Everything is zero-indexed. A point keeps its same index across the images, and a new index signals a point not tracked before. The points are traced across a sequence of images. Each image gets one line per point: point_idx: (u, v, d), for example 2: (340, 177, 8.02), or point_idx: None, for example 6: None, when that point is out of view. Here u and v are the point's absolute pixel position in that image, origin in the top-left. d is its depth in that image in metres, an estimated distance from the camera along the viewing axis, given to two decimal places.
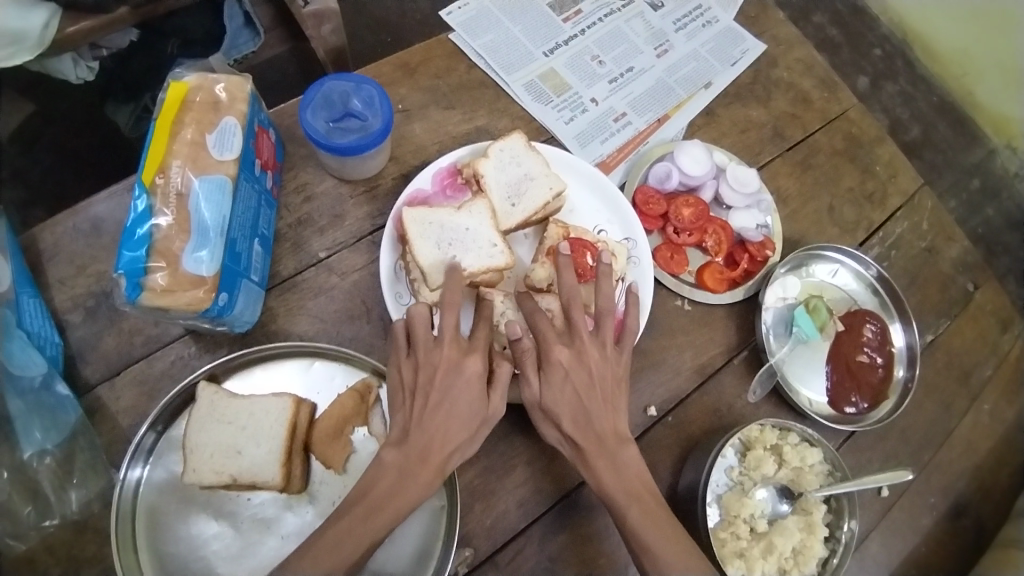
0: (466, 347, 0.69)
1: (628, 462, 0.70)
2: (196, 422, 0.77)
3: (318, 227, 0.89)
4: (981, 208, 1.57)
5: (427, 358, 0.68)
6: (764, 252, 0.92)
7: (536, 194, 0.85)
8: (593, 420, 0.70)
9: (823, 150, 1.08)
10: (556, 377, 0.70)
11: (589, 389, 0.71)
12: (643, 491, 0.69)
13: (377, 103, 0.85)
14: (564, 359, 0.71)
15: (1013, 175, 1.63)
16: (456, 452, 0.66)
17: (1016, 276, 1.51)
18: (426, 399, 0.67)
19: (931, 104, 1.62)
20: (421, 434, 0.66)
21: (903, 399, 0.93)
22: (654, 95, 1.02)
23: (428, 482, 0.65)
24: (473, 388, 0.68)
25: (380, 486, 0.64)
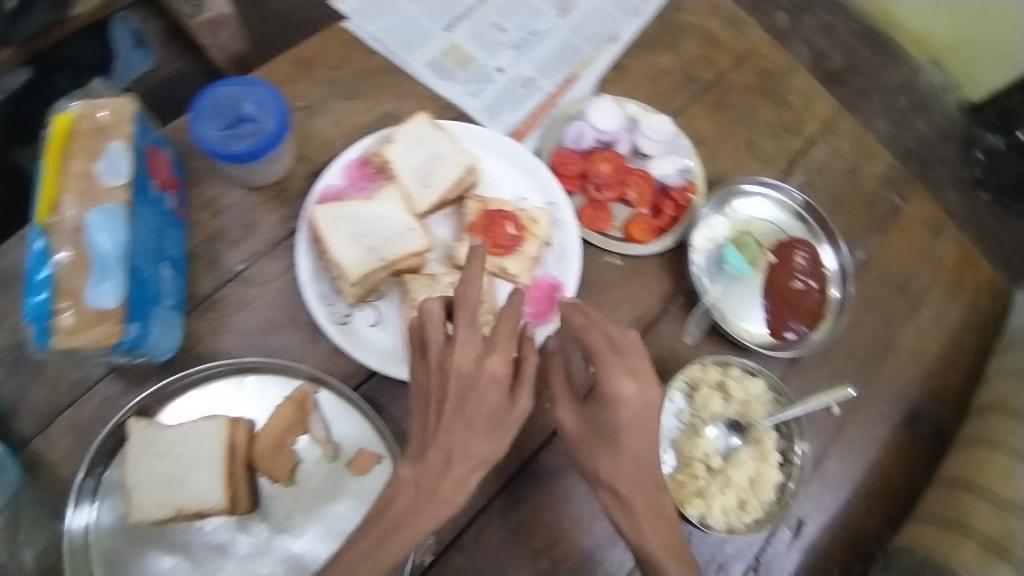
0: (485, 350, 0.64)
1: (650, 472, 0.70)
2: (132, 458, 0.74)
3: (231, 240, 0.87)
4: (913, 123, 1.59)
5: (444, 360, 0.64)
6: (686, 196, 0.93)
7: (447, 172, 0.83)
8: (642, 460, 0.69)
9: (737, 88, 1.08)
10: (606, 399, 0.67)
11: (636, 418, 0.68)
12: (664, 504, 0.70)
13: (269, 104, 0.83)
14: (628, 395, 0.67)
15: (940, 88, 1.66)
16: (478, 463, 0.64)
17: (952, 185, 1.55)
18: (445, 403, 0.63)
19: (851, 30, 1.64)
20: (440, 447, 0.63)
21: (838, 318, 0.95)
22: (560, 57, 1.01)
23: (452, 495, 0.63)
24: (495, 393, 0.64)
25: (401, 502, 0.63)
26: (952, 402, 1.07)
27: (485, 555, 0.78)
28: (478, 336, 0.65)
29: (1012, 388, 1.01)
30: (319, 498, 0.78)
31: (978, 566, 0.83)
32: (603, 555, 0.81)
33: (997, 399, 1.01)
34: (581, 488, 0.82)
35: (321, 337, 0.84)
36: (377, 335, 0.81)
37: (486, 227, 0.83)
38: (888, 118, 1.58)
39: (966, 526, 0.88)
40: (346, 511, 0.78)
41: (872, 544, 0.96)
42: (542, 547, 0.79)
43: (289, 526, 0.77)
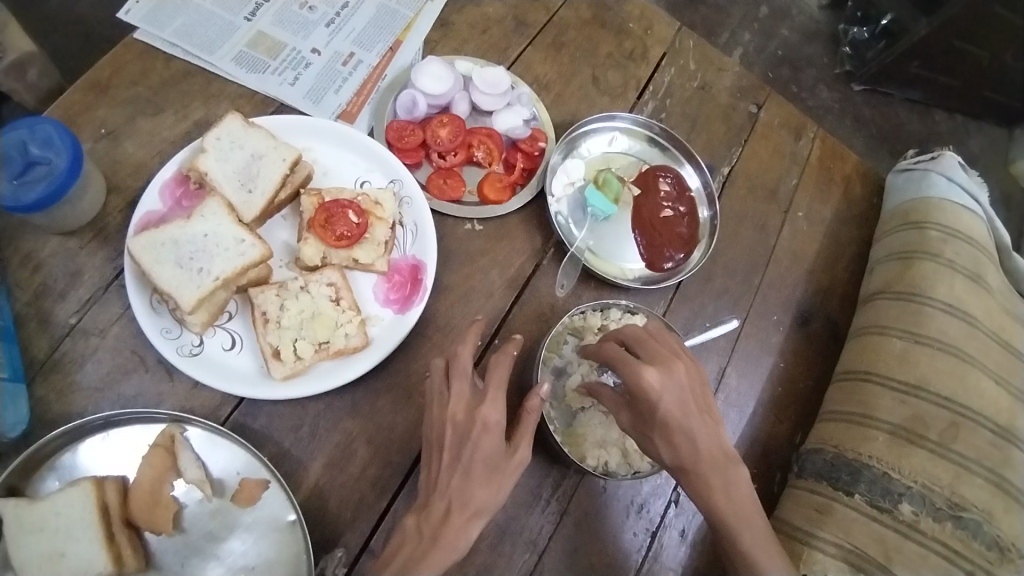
0: (475, 401, 0.65)
1: (681, 445, 0.66)
2: (8, 543, 0.65)
3: (57, 293, 0.78)
4: (776, 32, 1.62)
5: (442, 413, 0.65)
6: (538, 145, 0.91)
7: (271, 171, 0.78)
8: (697, 445, 0.65)
9: (572, 25, 1.05)
10: (642, 402, 0.66)
11: (655, 410, 0.65)
12: (707, 466, 0.66)
13: (57, 139, 0.73)
14: (655, 382, 0.65)
15: None
16: (478, 510, 0.61)
17: (825, 84, 1.59)
18: (443, 452, 0.63)
19: None
20: (442, 497, 0.62)
21: (712, 238, 0.95)
22: (378, 25, 0.95)
23: (456, 539, 0.60)
24: (490, 441, 0.63)
25: (405, 550, 0.60)
26: (840, 294, 1.07)
27: None
28: (468, 388, 0.66)
29: (902, 269, 0.97)
30: (209, 541, 0.71)
31: (891, 456, 0.79)
32: (520, 523, 0.78)
33: (886, 283, 0.98)
34: None
35: (177, 374, 0.77)
36: (234, 359, 0.75)
37: (325, 222, 0.78)
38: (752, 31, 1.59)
39: (871, 418, 0.84)
40: (243, 547, 0.71)
41: (786, 449, 0.95)
42: None
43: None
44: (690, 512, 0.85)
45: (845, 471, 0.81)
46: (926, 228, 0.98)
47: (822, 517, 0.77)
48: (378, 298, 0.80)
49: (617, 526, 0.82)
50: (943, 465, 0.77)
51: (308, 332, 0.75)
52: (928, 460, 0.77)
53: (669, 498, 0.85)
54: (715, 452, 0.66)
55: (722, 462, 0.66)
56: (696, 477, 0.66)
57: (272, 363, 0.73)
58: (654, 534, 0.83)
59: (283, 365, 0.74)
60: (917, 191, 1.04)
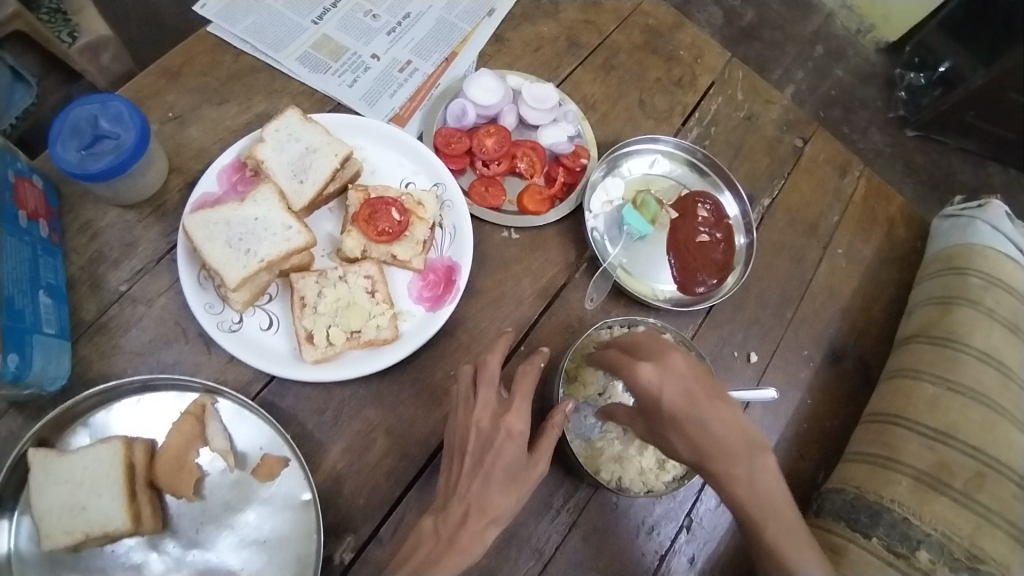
0: (501, 410, 0.66)
1: (694, 435, 0.64)
2: (33, 490, 0.69)
3: (111, 261, 0.83)
4: (831, 70, 1.60)
5: (467, 418, 0.67)
6: (579, 161, 0.92)
7: (322, 165, 0.82)
8: (713, 433, 0.63)
9: (623, 49, 1.07)
10: (644, 397, 0.67)
11: (657, 402, 0.65)
12: (724, 456, 0.63)
13: (127, 117, 0.79)
14: (648, 376, 0.65)
15: (855, 33, 1.69)
16: (495, 517, 0.61)
17: (877, 126, 1.57)
18: (465, 457, 0.64)
19: None
20: (460, 501, 0.62)
21: (746, 266, 0.95)
22: (436, 36, 0.99)
23: (471, 544, 0.59)
24: (513, 449, 0.63)
25: (420, 553, 0.60)
26: (875, 336, 1.04)
27: None
28: (495, 397, 0.68)
29: (939, 314, 0.95)
30: (226, 511, 0.73)
31: (913, 501, 0.77)
32: (529, 530, 0.79)
33: (921, 327, 0.96)
34: None
35: (214, 348, 0.81)
36: (270, 340, 0.78)
37: (369, 217, 0.81)
38: (806, 68, 1.59)
39: (896, 461, 0.82)
40: (258, 520, 0.73)
41: (806, 487, 0.93)
42: None
43: (201, 542, 0.73)
44: (702, 538, 0.84)
45: (864, 513, 0.78)
46: (968, 275, 0.96)
47: (836, 556, 0.74)
48: (411, 294, 0.83)
49: (627, 544, 0.82)
50: (965, 515, 0.75)
51: (343, 321, 0.78)
52: (950, 508, 0.76)
53: (681, 523, 0.84)
54: (733, 438, 0.63)
55: (741, 449, 0.63)
56: (716, 468, 0.64)
57: (305, 346, 0.76)
58: (663, 558, 0.82)
59: (315, 350, 0.76)
60: (961, 236, 1.01)
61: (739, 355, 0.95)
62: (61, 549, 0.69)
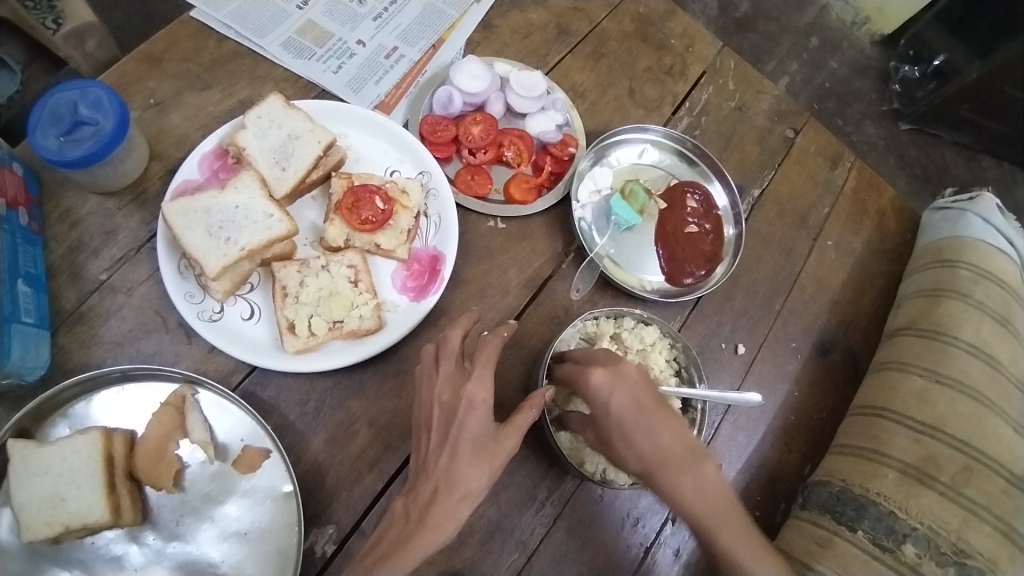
0: (462, 380, 0.65)
1: (641, 445, 0.67)
2: (11, 482, 0.68)
3: (91, 249, 0.82)
4: (826, 62, 1.59)
5: (430, 393, 0.66)
6: (568, 150, 0.91)
7: (304, 152, 0.80)
8: (659, 439, 0.66)
9: (613, 37, 1.06)
10: (594, 401, 0.68)
11: (607, 412, 0.68)
12: (672, 467, 0.66)
13: (106, 102, 0.77)
14: (600, 383, 0.67)
15: (851, 24, 1.68)
16: (467, 493, 0.61)
17: (871, 119, 1.56)
18: (433, 432, 0.64)
19: None
20: (430, 479, 0.62)
21: (735, 257, 0.95)
22: (423, 22, 0.97)
23: (442, 522, 0.59)
24: (476, 419, 0.62)
25: (390, 535, 0.61)
26: (863, 328, 1.04)
27: None
28: (455, 369, 0.66)
29: (929, 306, 0.94)
30: (206, 502, 0.73)
31: (900, 495, 0.77)
32: (513, 522, 0.78)
33: (911, 320, 0.95)
34: None
35: (195, 338, 0.80)
36: (251, 330, 0.77)
37: (352, 205, 0.80)
38: (800, 59, 1.58)
39: (883, 455, 0.82)
40: (238, 512, 0.72)
41: (793, 479, 0.93)
42: None
43: (182, 533, 0.72)
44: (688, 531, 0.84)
45: (849, 507, 0.78)
46: (958, 267, 0.95)
47: (822, 550, 0.75)
48: (395, 284, 0.82)
49: (611, 537, 0.81)
50: (952, 509, 0.75)
51: (325, 309, 0.77)
52: (938, 502, 0.76)
53: (666, 515, 0.84)
54: (680, 449, 0.67)
55: (687, 457, 0.67)
56: (663, 479, 0.66)
57: (287, 336, 0.75)
58: (649, 550, 0.82)
59: (297, 340, 0.76)
60: (951, 229, 1.01)
61: (727, 346, 0.95)
62: (41, 541, 0.68)
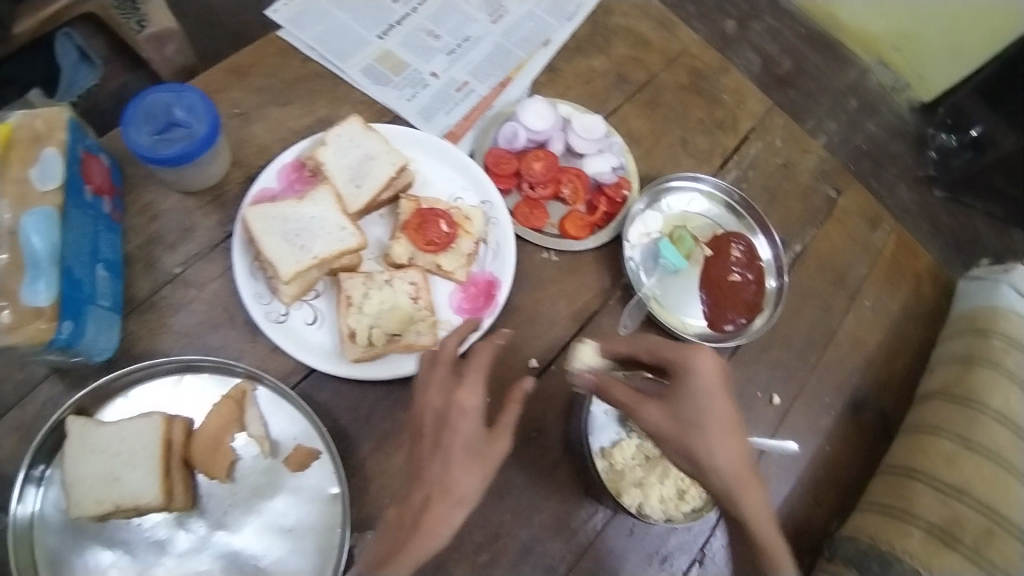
0: (452, 386, 0.69)
1: (720, 448, 0.68)
2: (68, 458, 0.71)
3: (167, 243, 0.86)
4: (863, 123, 1.57)
5: (424, 400, 0.69)
6: (622, 192, 0.96)
7: (379, 172, 0.85)
8: (731, 449, 0.69)
9: (669, 88, 1.09)
10: (692, 383, 0.69)
11: (705, 404, 0.68)
12: (744, 480, 0.69)
13: (200, 108, 0.82)
14: (705, 366, 0.69)
15: (890, 89, 1.71)
16: (460, 498, 0.63)
17: (906, 183, 1.56)
18: (425, 435, 0.67)
19: (798, 34, 1.66)
20: (423, 486, 0.64)
21: (775, 309, 0.97)
22: (493, 61, 1.02)
23: (436, 528, 0.62)
24: (468, 425, 0.65)
25: (389, 542, 0.64)
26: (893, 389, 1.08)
27: None
28: (447, 375, 0.70)
29: (960, 373, 0.96)
30: (256, 494, 0.75)
31: (925, 554, 0.78)
32: (545, 546, 0.82)
33: (943, 385, 0.97)
34: (520, 480, 0.83)
35: (258, 337, 0.83)
36: (312, 335, 0.81)
37: (418, 226, 0.85)
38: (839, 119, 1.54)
39: (909, 514, 0.83)
40: (285, 508, 0.75)
41: (819, 535, 0.96)
42: (484, 540, 0.80)
43: (228, 523, 0.75)
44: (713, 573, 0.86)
45: (875, 562, 0.80)
46: (990, 338, 0.97)
47: None
48: (452, 304, 0.86)
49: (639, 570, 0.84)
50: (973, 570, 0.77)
51: (385, 322, 0.81)
52: (961, 563, 0.77)
53: (695, 556, 0.85)
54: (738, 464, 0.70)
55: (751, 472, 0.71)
56: (733, 484, 0.69)
57: (347, 344, 0.79)
58: None
59: (357, 348, 0.79)
60: (986, 299, 1.03)
61: (762, 396, 0.98)
62: (88, 519, 0.72)
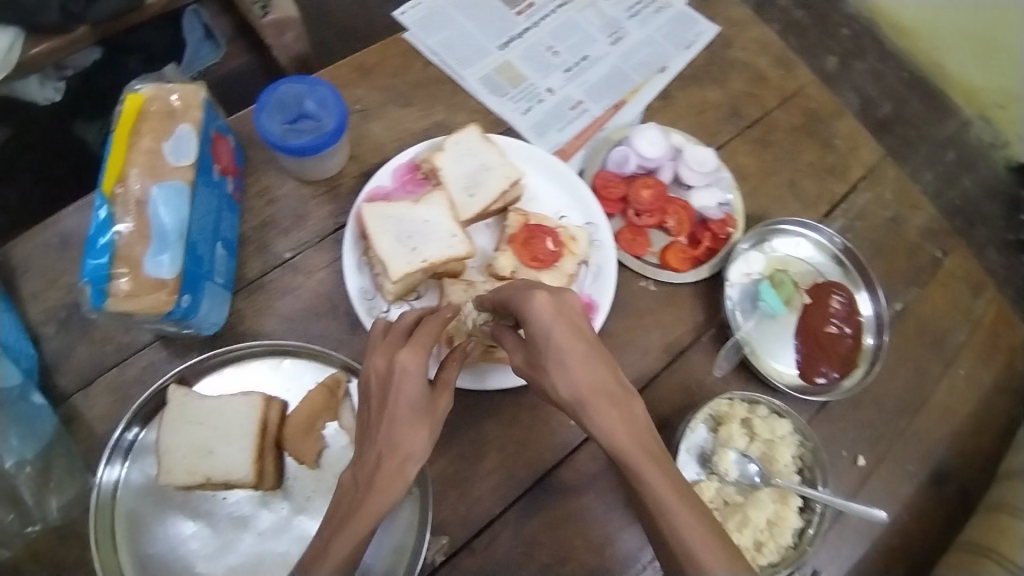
0: (398, 349, 0.65)
1: (577, 373, 0.63)
2: (165, 426, 0.74)
3: (280, 229, 0.89)
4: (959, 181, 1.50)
5: (369, 363, 0.66)
6: (726, 230, 0.94)
7: (492, 184, 0.86)
8: (598, 378, 0.63)
9: (782, 127, 1.07)
10: (535, 325, 0.65)
11: (548, 337, 0.64)
12: (591, 405, 0.62)
13: (331, 103, 0.84)
14: (542, 303, 0.65)
15: (990, 145, 1.55)
16: (409, 455, 0.61)
17: (997, 245, 1.48)
18: (372, 402, 0.64)
19: (902, 79, 1.53)
20: (373, 448, 0.62)
21: (872, 367, 0.93)
22: (609, 82, 1.02)
23: (391, 484, 0.60)
24: (411, 386, 0.63)
25: (345, 503, 0.60)
26: (976, 463, 1.03)
27: (494, 564, 0.78)
28: (399, 340, 0.67)
29: None
30: None
31: None
32: None
33: None
34: (596, 508, 0.82)
35: (358, 330, 0.85)
36: None
37: (525, 241, 0.85)
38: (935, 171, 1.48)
39: None
40: None
41: None
42: (551, 562, 0.79)
43: (310, 508, 0.76)
44: None
45: None
46: None
47: None
48: None
49: None
50: None
51: None
52: None
53: None
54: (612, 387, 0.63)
55: (617, 395, 0.63)
56: (592, 412, 0.62)
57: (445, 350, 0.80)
58: None
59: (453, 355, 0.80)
60: None
61: (847, 455, 0.95)
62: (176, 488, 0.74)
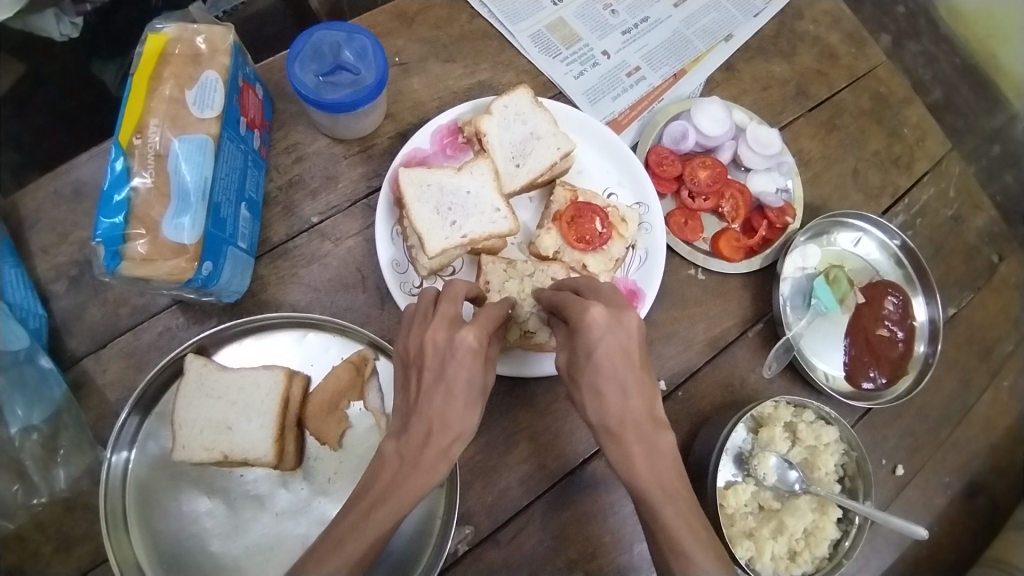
0: (458, 322, 0.61)
1: (611, 400, 0.58)
2: (183, 398, 0.70)
3: (309, 190, 0.82)
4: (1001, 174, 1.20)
5: (421, 333, 0.61)
6: (784, 219, 0.86)
7: (542, 154, 0.80)
8: (628, 403, 0.57)
9: (849, 111, 1.00)
10: (582, 339, 0.59)
11: (590, 353, 0.59)
12: (621, 430, 0.57)
13: (370, 54, 0.76)
14: (597, 320, 0.59)
15: None
16: (459, 434, 0.57)
17: None
18: (422, 373, 0.59)
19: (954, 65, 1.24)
20: (420, 419, 0.57)
21: (921, 376, 0.88)
22: (669, 48, 0.94)
23: (436, 465, 0.55)
24: (473, 365, 0.58)
25: (387, 473, 0.55)
26: (1010, 477, 1.00)
27: (519, 556, 0.75)
28: (454, 313, 0.62)
29: None
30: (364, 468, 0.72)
31: None
32: None
33: None
34: (626, 506, 0.78)
35: (387, 304, 0.80)
36: None
37: (572, 219, 0.79)
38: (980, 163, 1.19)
39: None
40: None
41: None
42: (577, 559, 0.77)
43: (330, 490, 0.72)
44: None
45: None
46: None
47: None
48: None
49: None
50: None
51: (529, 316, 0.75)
52: None
53: None
54: (642, 419, 0.57)
55: (642, 426, 0.57)
56: (616, 442, 0.57)
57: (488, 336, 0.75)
58: None
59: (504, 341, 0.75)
60: None
61: (886, 464, 0.91)
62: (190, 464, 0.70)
